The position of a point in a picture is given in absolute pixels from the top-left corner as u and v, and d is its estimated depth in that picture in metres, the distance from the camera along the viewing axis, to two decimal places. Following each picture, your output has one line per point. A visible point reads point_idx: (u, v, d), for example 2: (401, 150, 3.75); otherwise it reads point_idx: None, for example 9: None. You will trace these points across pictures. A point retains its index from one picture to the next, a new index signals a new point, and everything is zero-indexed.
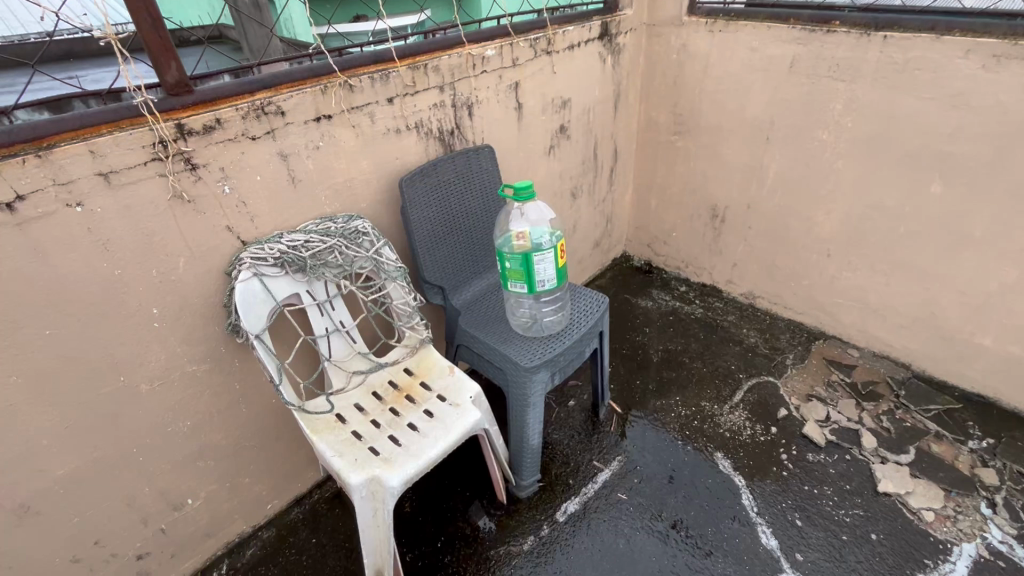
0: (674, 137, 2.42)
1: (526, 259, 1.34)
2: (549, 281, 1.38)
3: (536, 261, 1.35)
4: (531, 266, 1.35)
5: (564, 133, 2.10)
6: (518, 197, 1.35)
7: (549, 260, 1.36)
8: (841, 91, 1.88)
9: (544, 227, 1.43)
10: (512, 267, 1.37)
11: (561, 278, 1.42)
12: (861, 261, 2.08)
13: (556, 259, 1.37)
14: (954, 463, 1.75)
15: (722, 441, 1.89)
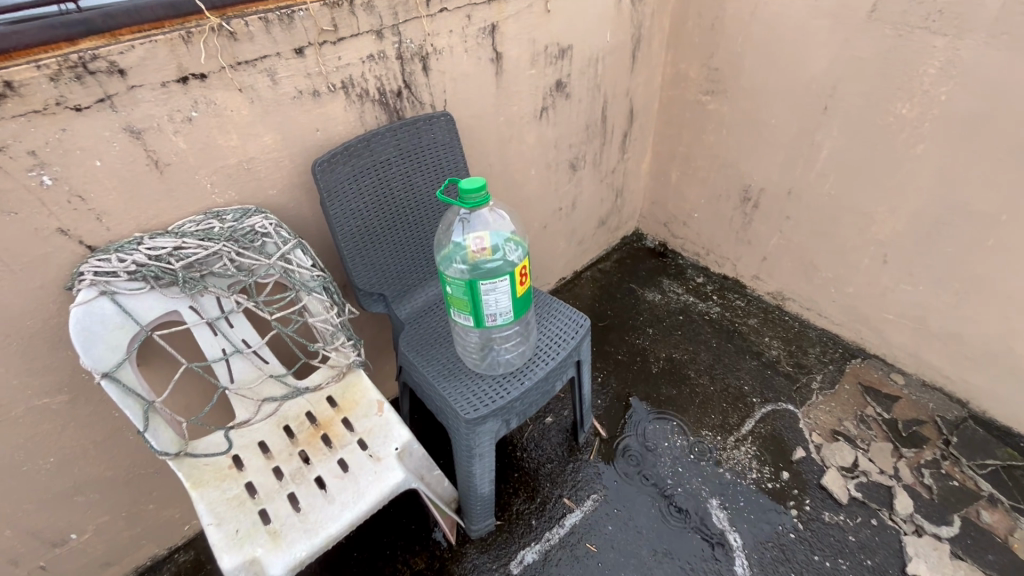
0: (707, 97, 1.93)
1: (472, 288, 1.01)
2: (503, 314, 1.05)
3: (484, 291, 1.01)
4: (478, 297, 1.01)
5: (563, 90, 1.66)
6: (466, 204, 0.99)
7: (504, 288, 1.02)
8: (938, 49, 1.37)
9: (509, 245, 1.11)
10: (455, 295, 1.04)
11: (520, 309, 1.09)
12: (925, 275, 1.65)
13: (513, 288, 1.03)
14: (1008, 540, 1.42)
15: (721, 484, 1.58)
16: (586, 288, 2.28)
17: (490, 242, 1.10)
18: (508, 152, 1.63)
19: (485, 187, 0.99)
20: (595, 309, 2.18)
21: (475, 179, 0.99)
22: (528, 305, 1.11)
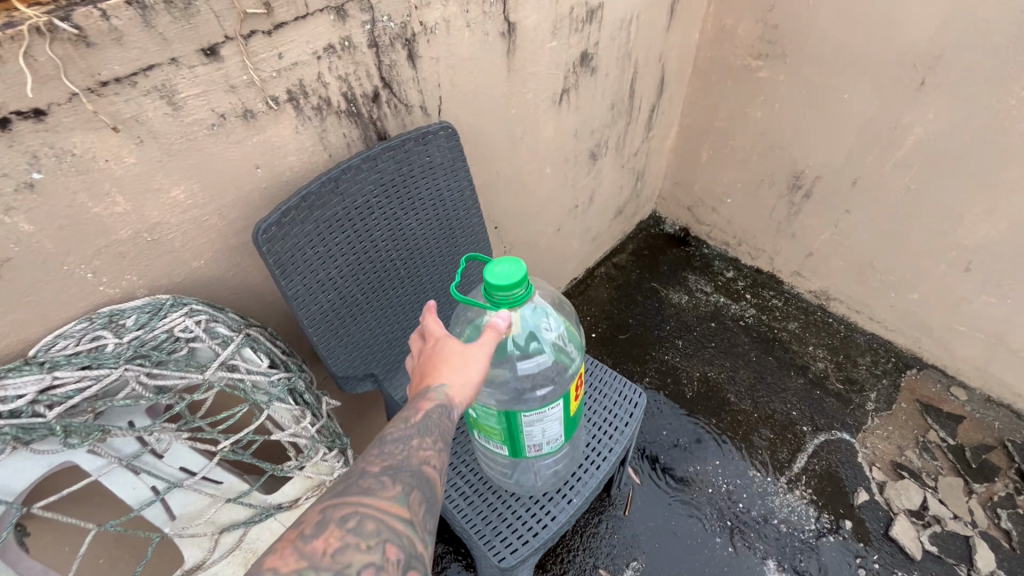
0: (758, 62, 1.55)
1: (511, 420, 0.74)
2: (550, 441, 0.80)
3: (528, 423, 0.75)
4: (518, 429, 0.75)
5: (588, 64, 1.26)
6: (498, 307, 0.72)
7: (554, 414, 0.76)
8: None
9: (543, 332, 0.88)
10: (485, 423, 0.77)
11: (570, 428, 0.83)
12: (1017, 287, 1.40)
13: (565, 411, 0.78)
14: None
15: (777, 540, 1.37)
16: (601, 290, 1.96)
17: (523, 326, 0.86)
18: (519, 152, 1.24)
19: (527, 278, 0.71)
20: (613, 317, 1.88)
21: (508, 265, 0.72)
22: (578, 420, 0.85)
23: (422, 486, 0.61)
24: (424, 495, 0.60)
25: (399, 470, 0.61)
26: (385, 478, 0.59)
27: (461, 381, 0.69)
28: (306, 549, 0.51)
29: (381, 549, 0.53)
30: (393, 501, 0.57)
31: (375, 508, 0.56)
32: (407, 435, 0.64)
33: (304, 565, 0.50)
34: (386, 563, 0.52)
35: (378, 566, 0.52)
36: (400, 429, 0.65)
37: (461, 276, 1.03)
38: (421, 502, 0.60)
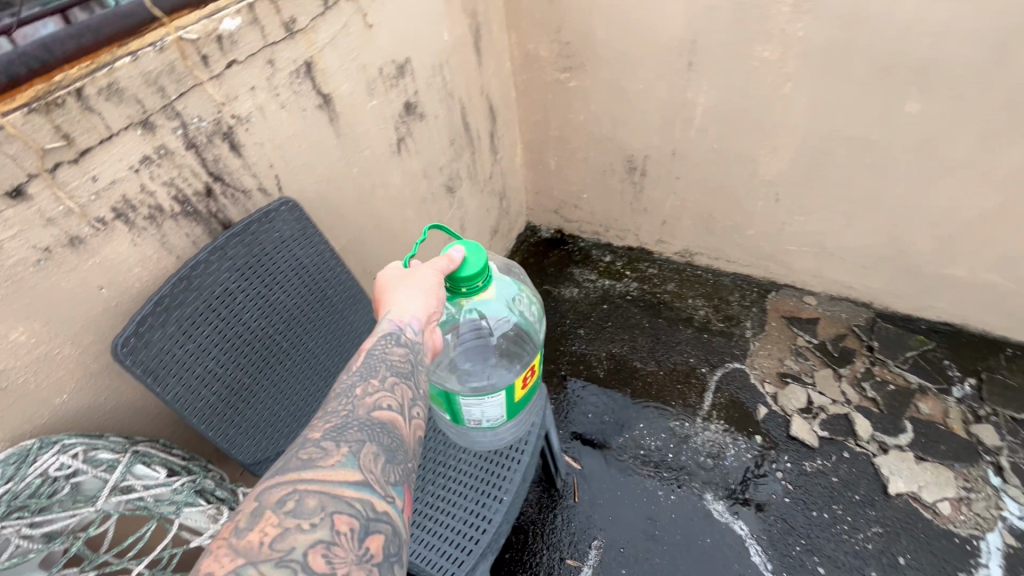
0: (566, 75, 1.75)
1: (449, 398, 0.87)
2: (490, 419, 0.90)
3: (467, 404, 0.86)
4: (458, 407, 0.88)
5: (414, 112, 1.37)
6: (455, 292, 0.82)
7: (492, 401, 0.86)
8: None
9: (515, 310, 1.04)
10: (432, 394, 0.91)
11: (513, 411, 0.92)
12: (815, 203, 1.70)
13: (506, 398, 0.87)
14: (949, 425, 1.55)
15: (709, 474, 1.52)
16: None
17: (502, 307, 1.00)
18: (375, 204, 1.32)
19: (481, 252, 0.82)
20: None
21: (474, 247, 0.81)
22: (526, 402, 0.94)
23: (370, 442, 0.65)
24: (378, 446, 0.65)
25: (343, 431, 0.65)
26: (327, 448, 0.63)
27: (410, 304, 0.77)
28: (240, 545, 0.54)
29: (329, 522, 0.56)
30: (339, 466, 0.61)
31: (318, 484, 0.59)
32: (355, 392, 0.70)
33: (239, 563, 0.52)
34: (335, 537, 0.56)
35: (328, 542, 0.55)
36: (348, 387, 0.70)
37: (331, 326, 1.06)
38: (371, 460, 0.64)
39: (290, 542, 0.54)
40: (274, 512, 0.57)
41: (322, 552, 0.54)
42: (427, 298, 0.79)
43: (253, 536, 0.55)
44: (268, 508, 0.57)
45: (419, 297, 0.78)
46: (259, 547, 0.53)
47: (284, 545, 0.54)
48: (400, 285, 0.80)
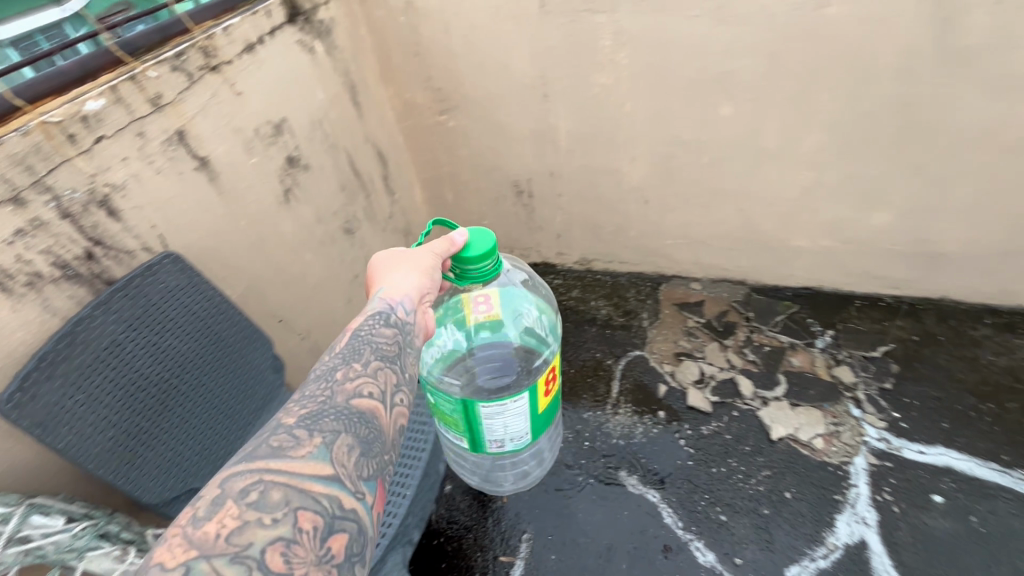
0: (444, 116, 1.93)
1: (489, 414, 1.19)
2: (517, 429, 1.22)
3: (500, 417, 1.18)
4: (493, 418, 1.19)
5: (298, 164, 1.49)
6: (457, 267, 1.06)
7: (516, 410, 1.16)
8: (604, 24, 1.55)
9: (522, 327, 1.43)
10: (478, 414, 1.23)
11: (538, 424, 1.24)
12: (676, 200, 1.95)
13: (531, 408, 1.18)
14: (816, 372, 1.78)
15: (622, 453, 1.66)
16: None
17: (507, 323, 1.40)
18: (270, 252, 1.42)
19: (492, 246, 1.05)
20: None
21: (485, 232, 1.08)
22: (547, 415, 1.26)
23: (337, 441, 0.79)
24: (349, 442, 0.80)
25: (313, 426, 0.79)
26: (294, 445, 0.76)
27: (403, 284, 1.02)
28: (196, 536, 0.65)
29: (292, 518, 0.69)
30: (309, 461, 0.75)
31: (281, 480, 0.71)
32: (333, 385, 0.86)
33: (192, 555, 0.63)
34: (297, 535, 0.68)
35: (288, 539, 0.67)
36: (327, 381, 0.86)
37: (231, 366, 1.13)
38: (336, 459, 0.77)
39: (249, 539, 0.65)
40: (237, 504, 0.68)
41: (280, 551, 0.65)
42: (422, 273, 1.04)
43: (210, 527, 0.66)
44: (230, 499, 0.68)
45: (414, 273, 1.04)
46: (217, 540, 0.65)
47: (243, 542, 0.65)
48: (400, 268, 1.04)
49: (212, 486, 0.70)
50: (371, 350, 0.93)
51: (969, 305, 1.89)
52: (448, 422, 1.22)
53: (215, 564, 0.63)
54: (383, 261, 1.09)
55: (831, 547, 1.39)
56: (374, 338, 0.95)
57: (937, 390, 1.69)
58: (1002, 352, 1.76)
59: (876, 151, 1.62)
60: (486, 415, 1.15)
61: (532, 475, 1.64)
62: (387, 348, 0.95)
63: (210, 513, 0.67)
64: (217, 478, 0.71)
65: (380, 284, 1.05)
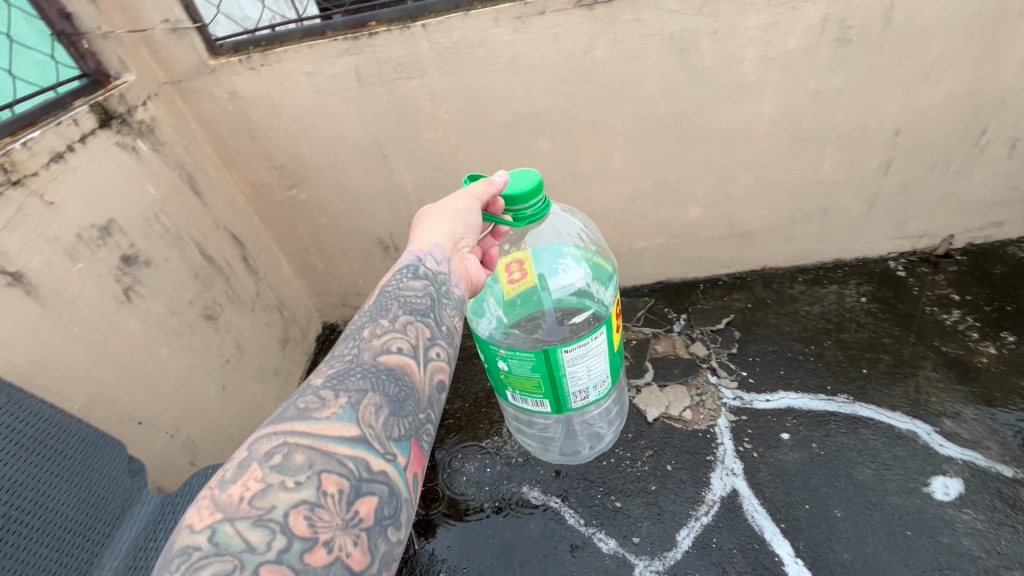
0: (294, 190, 1.99)
1: (561, 367, 1.29)
2: (595, 374, 1.35)
3: (576, 363, 1.29)
4: (565, 370, 1.29)
5: (136, 262, 1.48)
6: (509, 209, 1.17)
7: (593, 350, 1.29)
8: (419, 88, 1.73)
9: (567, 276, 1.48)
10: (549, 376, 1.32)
11: (613, 369, 1.41)
12: None
13: (606, 338, 1.31)
14: (677, 353, 1.97)
15: (598, 451, 1.73)
16: None
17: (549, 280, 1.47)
18: (115, 354, 1.38)
19: (535, 186, 1.15)
20: None
21: (525, 170, 1.20)
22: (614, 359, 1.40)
23: (361, 402, 0.88)
24: (375, 404, 0.90)
25: (339, 388, 0.89)
26: (320, 407, 0.86)
27: (439, 237, 1.15)
28: (225, 497, 0.75)
29: (318, 482, 0.78)
30: (336, 422, 0.85)
31: (305, 442, 0.81)
32: (362, 346, 0.98)
33: (217, 519, 0.72)
34: (321, 498, 0.76)
35: (312, 503, 0.76)
36: (359, 341, 0.99)
37: (75, 478, 1.08)
38: (360, 420, 0.87)
39: (272, 503, 0.74)
40: (261, 468, 0.78)
41: (305, 514, 0.74)
42: (464, 213, 1.16)
43: (235, 490, 0.76)
44: (255, 462, 0.78)
45: (449, 219, 1.16)
46: (240, 503, 0.74)
47: (266, 505, 0.74)
48: (438, 220, 1.17)
49: (244, 449, 0.81)
50: (400, 308, 1.05)
51: (783, 268, 2.23)
52: (527, 388, 1.36)
53: (239, 527, 0.72)
54: (423, 214, 1.21)
55: (710, 503, 1.55)
56: (404, 293, 1.07)
57: (772, 344, 1.96)
58: (815, 301, 2.09)
59: (672, 158, 1.92)
60: (569, 362, 1.28)
61: (606, 436, 1.75)
62: (416, 303, 1.06)
63: (235, 476, 0.77)
64: (250, 439, 0.82)
65: (416, 237, 1.18)
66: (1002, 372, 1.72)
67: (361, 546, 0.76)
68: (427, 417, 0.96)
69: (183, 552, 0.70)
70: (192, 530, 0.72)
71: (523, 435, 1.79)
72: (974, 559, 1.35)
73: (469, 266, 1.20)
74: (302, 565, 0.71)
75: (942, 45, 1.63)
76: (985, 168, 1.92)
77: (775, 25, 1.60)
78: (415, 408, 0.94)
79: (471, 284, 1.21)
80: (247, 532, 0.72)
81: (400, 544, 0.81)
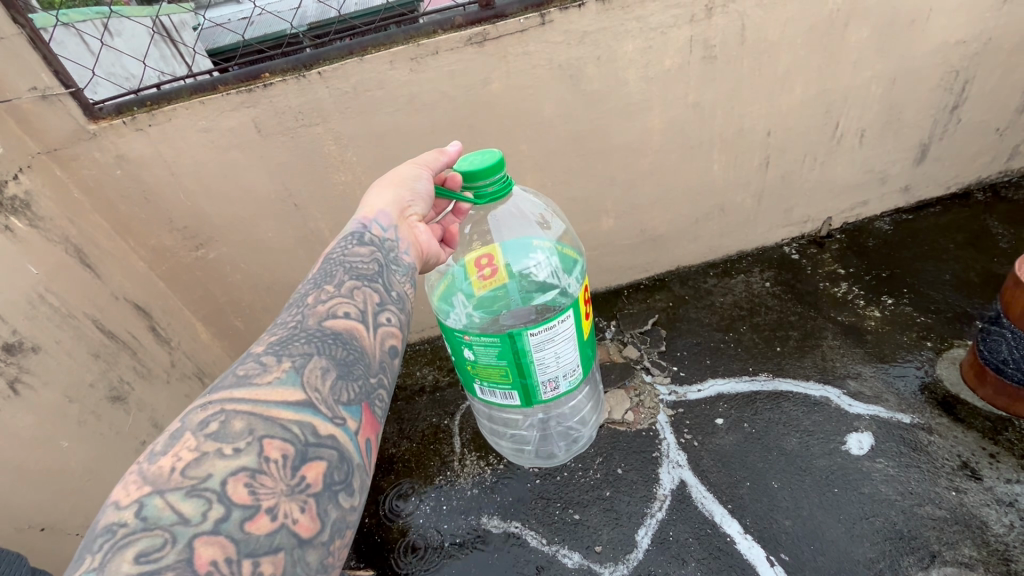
0: (201, 250, 1.89)
1: (529, 354, 1.30)
2: (561, 360, 1.37)
3: (543, 348, 1.31)
4: (531, 355, 1.31)
5: (20, 349, 1.34)
6: (468, 186, 1.18)
7: (560, 332, 1.32)
8: (323, 133, 1.73)
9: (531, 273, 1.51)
10: (517, 365, 1.32)
11: (582, 359, 1.43)
12: None
13: (571, 323, 1.33)
14: (612, 358, 2.04)
15: (574, 453, 1.77)
16: None
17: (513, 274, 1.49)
18: (2, 456, 1.24)
19: (496, 166, 1.17)
20: None
21: (488, 151, 1.22)
22: (583, 348, 1.43)
23: (306, 366, 0.88)
24: (320, 368, 0.89)
25: (281, 354, 0.89)
26: (261, 373, 0.85)
27: (383, 206, 1.19)
28: (154, 469, 0.72)
29: (260, 446, 0.77)
30: (280, 386, 0.84)
31: (245, 408, 0.79)
32: (307, 312, 0.99)
33: (146, 492, 0.70)
34: (262, 465, 0.75)
35: (253, 470, 0.74)
36: (305, 307, 1.00)
37: None
38: (305, 384, 0.86)
39: (207, 471, 0.72)
40: (195, 437, 0.75)
41: (244, 481, 0.73)
42: (411, 183, 1.23)
43: (166, 462, 0.73)
44: (189, 431, 0.76)
45: (395, 190, 1.22)
46: (172, 475, 0.71)
47: (201, 474, 0.72)
48: (386, 191, 1.22)
49: (177, 421, 0.78)
50: (345, 273, 1.07)
51: (696, 265, 2.41)
52: (494, 378, 1.37)
53: (170, 499, 0.69)
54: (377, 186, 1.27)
55: (662, 498, 1.61)
56: (349, 259, 1.09)
57: (696, 337, 2.09)
58: (727, 292, 2.26)
59: (579, 176, 2.03)
60: (535, 349, 1.30)
61: (582, 438, 1.79)
62: (363, 270, 1.08)
63: (166, 448, 0.74)
64: (185, 411, 0.80)
65: (364, 206, 1.23)
66: (889, 330, 1.95)
67: (308, 512, 0.76)
68: (379, 382, 0.96)
69: (107, 529, 0.66)
70: (117, 506, 0.68)
71: (498, 437, 1.83)
72: (892, 502, 1.49)
73: (418, 233, 1.23)
74: (243, 533, 0.70)
75: (790, 56, 1.87)
76: (844, 157, 2.20)
77: (650, 48, 1.77)
78: (364, 371, 0.94)
79: (421, 252, 1.24)
80: (180, 504, 0.69)
81: (353, 510, 0.81)
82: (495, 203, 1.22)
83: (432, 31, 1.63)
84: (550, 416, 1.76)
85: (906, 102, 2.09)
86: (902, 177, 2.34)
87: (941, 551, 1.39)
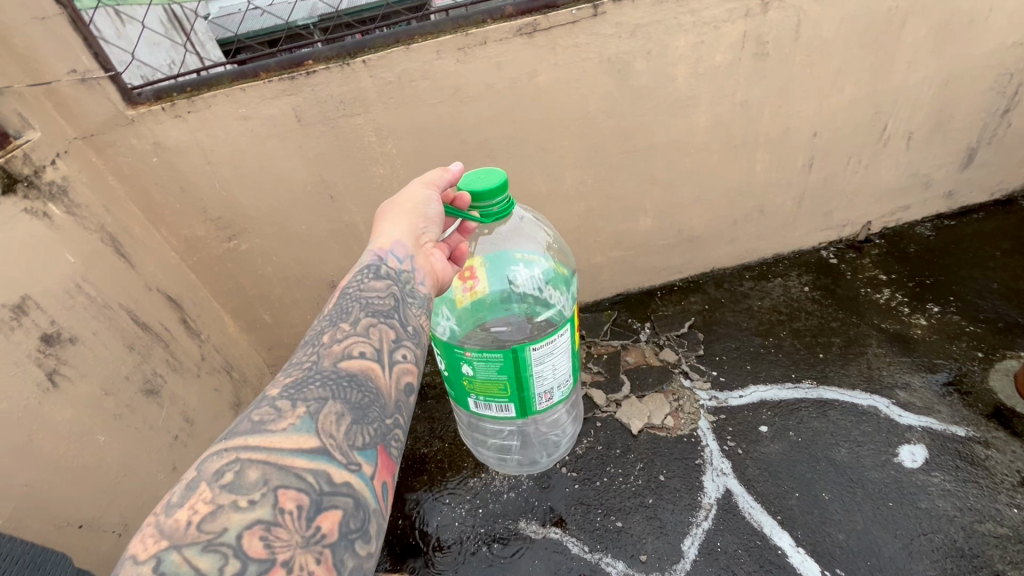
0: (233, 242, 1.85)
1: (527, 365, 1.25)
2: (556, 372, 1.33)
3: (539, 360, 1.26)
4: (531, 366, 1.25)
5: (58, 341, 1.30)
6: (476, 207, 1.15)
7: (555, 346, 1.27)
8: (364, 124, 1.68)
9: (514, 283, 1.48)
10: (508, 378, 1.27)
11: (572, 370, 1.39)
12: None
13: (565, 337, 1.29)
14: (649, 361, 1.99)
15: (557, 458, 1.76)
16: None
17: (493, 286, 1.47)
18: (41, 451, 1.21)
19: (502, 186, 1.14)
20: None
21: (489, 168, 1.19)
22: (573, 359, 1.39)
23: (320, 413, 0.82)
24: (332, 413, 0.83)
25: (294, 398, 0.83)
26: (275, 420, 0.79)
27: (394, 237, 1.10)
28: (170, 522, 0.66)
29: (274, 498, 0.71)
30: (291, 433, 0.78)
31: (260, 458, 0.74)
32: (318, 352, 0.92)
33: (162, 546, 0.64)
34: (277, 519, 0.69)
35: (267, 522, 0.68)
36: (317, 348, 0.93)
37: None
38: (320, 430, 0.80)
39: (223, 525, 0.67)
40: (209, 488, 0.70)
41: (258, 536, 0.67)
42: (423, 207, 1.15)
43: (182, 515, 0.67)
44: (204, 482, 0.70)
45: (406, 218, 1.13)
46: (188, 529, 0.66)
47: (216, 528, 0.66)
48: (392, 220, 1.13)
49: (193, 469, 0.73)
50: (361, 310, 1.00)
51: (731, 267, 2.36)
52: (492, 393, 1.30)
53: (188, 553, 0.64)
54: (379, 213, 1.17)
55: (707, 508, 1.57)
56: (365, 295, 1.02)
57: (734, 341, 2.04)
58: (764, 296, 2.21)
59: (619, 174, 1.98)
60: (536, 362, 1.26)
61: (562, 442, 1.77)
62: (379, 306, 1.01)
63: (182, 499, 0.69)
64: (200, 458, 0.74)
65: (377, 234, 1.14)
66: (937, 340, 1.89)
67: (325, 563, 0.69)
68: (395, 422, 0.90)
69: None
70: (135, 561, 0.63)
71: (481, 447, 1.80)
72: (951, 518, 1.44)
73: (435, 260, 1.16)
74: None
75: (843, 54, 1.81)
76: (889, 160, 2.14)
77: (702, 43, 1.71)
78: (379, 414, 0.87)
79: (437, 280, 1.17)
80: (196, 560, 0.64)
81: (370, 557, 0.74)
82: (499, 221, 1.20)
83: (480, 21, 1.57)
84: (529, 424, 1.73)
85: (957, 105, 2.03)
86: (946, 182, 2.28)
87: (1005, 569, 1.35)
